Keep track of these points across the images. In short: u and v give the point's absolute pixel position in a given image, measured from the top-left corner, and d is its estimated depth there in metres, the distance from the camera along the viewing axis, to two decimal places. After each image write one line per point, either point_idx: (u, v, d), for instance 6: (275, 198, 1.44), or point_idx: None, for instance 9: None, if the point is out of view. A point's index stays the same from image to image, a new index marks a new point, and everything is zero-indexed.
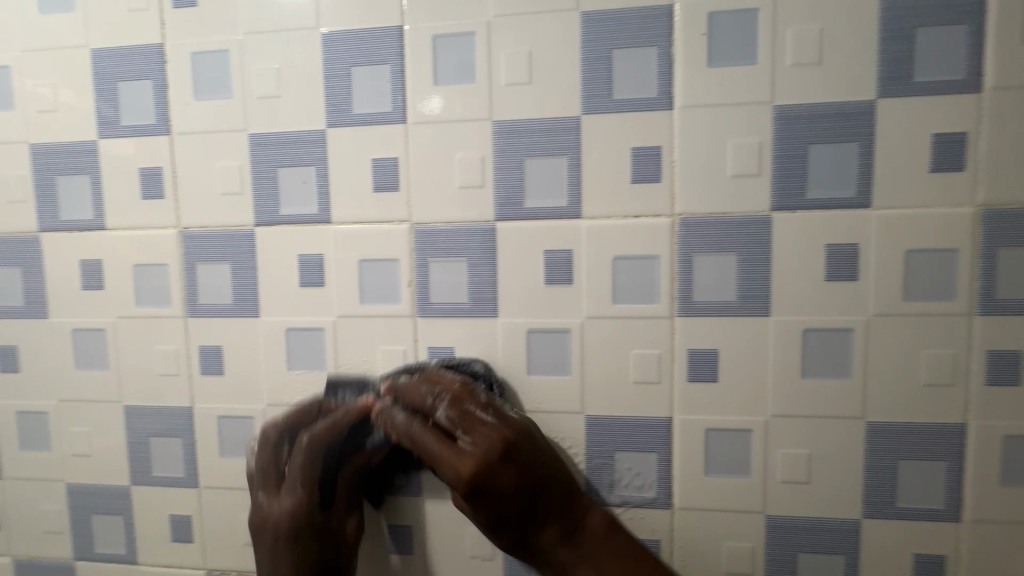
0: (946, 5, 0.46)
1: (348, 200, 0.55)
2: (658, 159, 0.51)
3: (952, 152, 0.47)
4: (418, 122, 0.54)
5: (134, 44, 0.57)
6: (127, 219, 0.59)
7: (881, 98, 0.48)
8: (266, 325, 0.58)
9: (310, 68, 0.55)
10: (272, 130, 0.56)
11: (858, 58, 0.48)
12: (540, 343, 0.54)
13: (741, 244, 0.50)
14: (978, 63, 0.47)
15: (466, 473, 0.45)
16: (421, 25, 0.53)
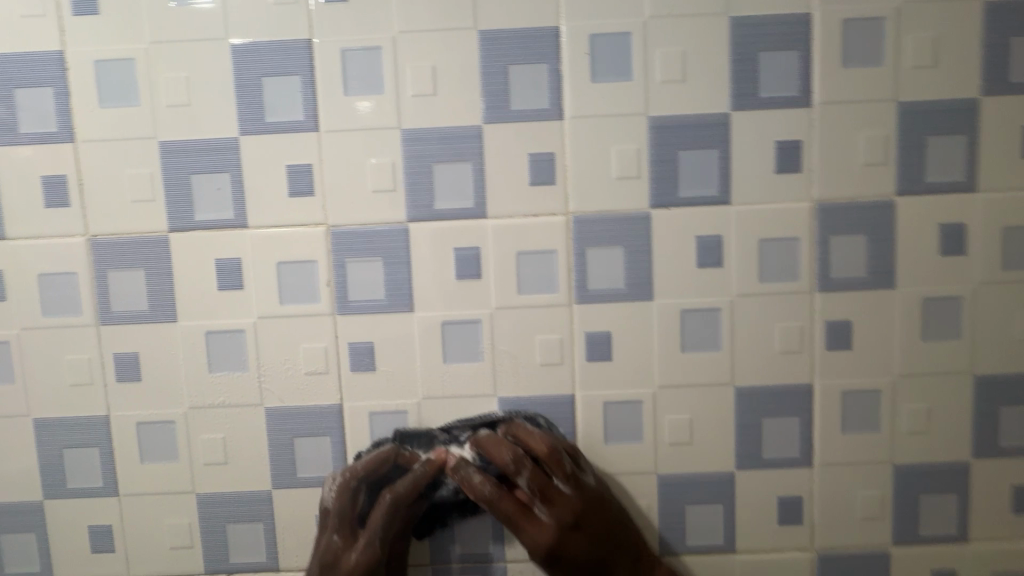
0: (780, 33, 0.56)
1: (264, 204, 0.58)
2: (552, 164, 0.57)
3: (791, 156, 0.57)
4: (330, 130, 0.57)
5: (31, 50, 0.56)
6: (29, 228, 0.58)
7: (734, 110, 0.56)
8: (184, 329, 0.59)
9: (220, 78, 0.56)
10: (184, 137, 0.57)
11: (714, 77, 0.56)
12: (454, 334, 0.58)
13: (627, 238, 0.57)
14: (807, 82, 0.56)
15: (544, 537, 0.53)
16: (330, 39, 0.56)
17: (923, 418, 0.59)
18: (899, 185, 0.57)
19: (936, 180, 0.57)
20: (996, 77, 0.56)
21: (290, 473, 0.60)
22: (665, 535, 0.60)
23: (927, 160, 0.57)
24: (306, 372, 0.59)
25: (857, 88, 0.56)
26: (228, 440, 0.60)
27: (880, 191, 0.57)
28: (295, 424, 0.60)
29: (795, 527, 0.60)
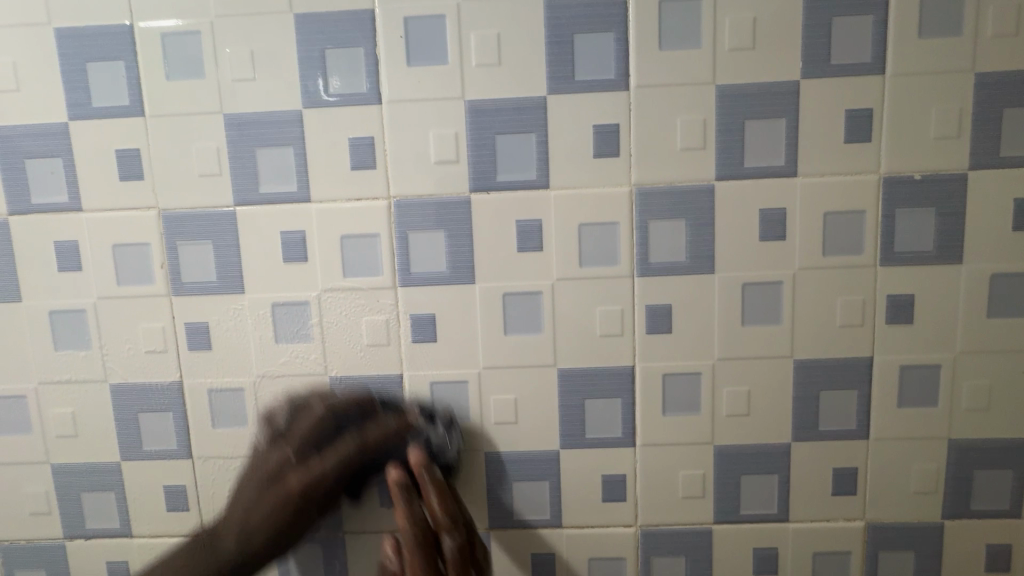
0: (597, 15, 0.55)
1: (97, 188, 0.59)
2: (372, 148, 0.57)
3: (609, 140, 0.57)
4: (155, 114, 0.58)
5: None
6: None
7: (550, 94, 0.56)
8: (29, 308, 0.61)
9: (47, 63, 0.57)
10: (17, 122, 0.58)
11: (530, 60, 0.56)
12: (284, 315, 0.60)
13: (448, 222, 0.58)
14: (623, 64, 0.55)
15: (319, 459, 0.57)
16: (149, 24, 0.57)
17: (744, 401, 0.60)
18: (718, 170, 0.57)
19: (756, 165, 0.57)
20: (817, 58, 0.55)
21: (137, 447, 0.63)
22: (494, 510, 0.62)
23: (747, 144, 0.56)
24: (146, 351, 0.61)
25: (674, 71, 0.55)
26: (77, 415, 0.63)
27: (699, 176, 0.57)
28: (139, 400, 0.62)
29: (619, 504, 0.62)
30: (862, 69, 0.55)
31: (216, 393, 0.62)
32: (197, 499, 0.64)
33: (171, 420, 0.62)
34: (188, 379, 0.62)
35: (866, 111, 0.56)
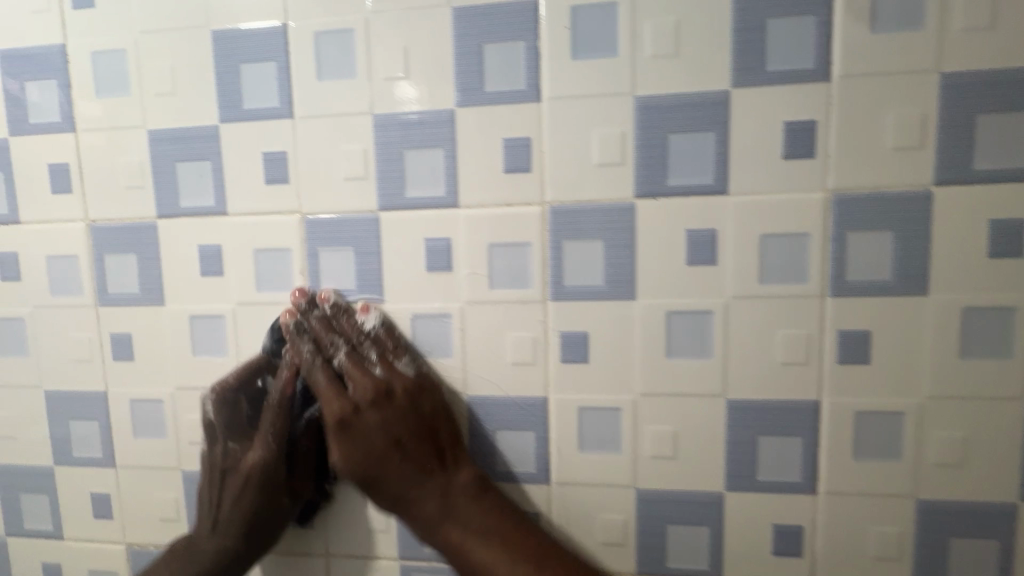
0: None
1: (242, 192, 0.58)
2: (528, 150, 0.53)
3: (803, 140, 0.49)
4: (304, 116, 0.56)
5: (38, 44, 0.59)
6: (38, 212, 0.62)
7: (734, 87, 0.49)
8: (170, 312, 0.61)
9: (202, 66, 0.57)
10: (169, 125, 0.58)
11: (712, 49, 0.49)
12: (423, 328, 0.56)
13: (608, 231, 0.52)
14: (824, 51, 0.48)
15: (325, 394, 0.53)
16: (303, 24, 0.55)
17: (957, 447, 0.50)
18: (938, 173, 0.48)
19: (986, 168, 0.47)
20: None
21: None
22: (644, 555, 0.56)
23: (976, 143, 0.47)
24: None
25: (886, 58, 0.47)
26: None
27: (913, 180, 0.48)
28: None
29: (794, 559, 0.53)
30: None
31: None
32: (324, 517, 0.61)
33: None
34: None
35: None
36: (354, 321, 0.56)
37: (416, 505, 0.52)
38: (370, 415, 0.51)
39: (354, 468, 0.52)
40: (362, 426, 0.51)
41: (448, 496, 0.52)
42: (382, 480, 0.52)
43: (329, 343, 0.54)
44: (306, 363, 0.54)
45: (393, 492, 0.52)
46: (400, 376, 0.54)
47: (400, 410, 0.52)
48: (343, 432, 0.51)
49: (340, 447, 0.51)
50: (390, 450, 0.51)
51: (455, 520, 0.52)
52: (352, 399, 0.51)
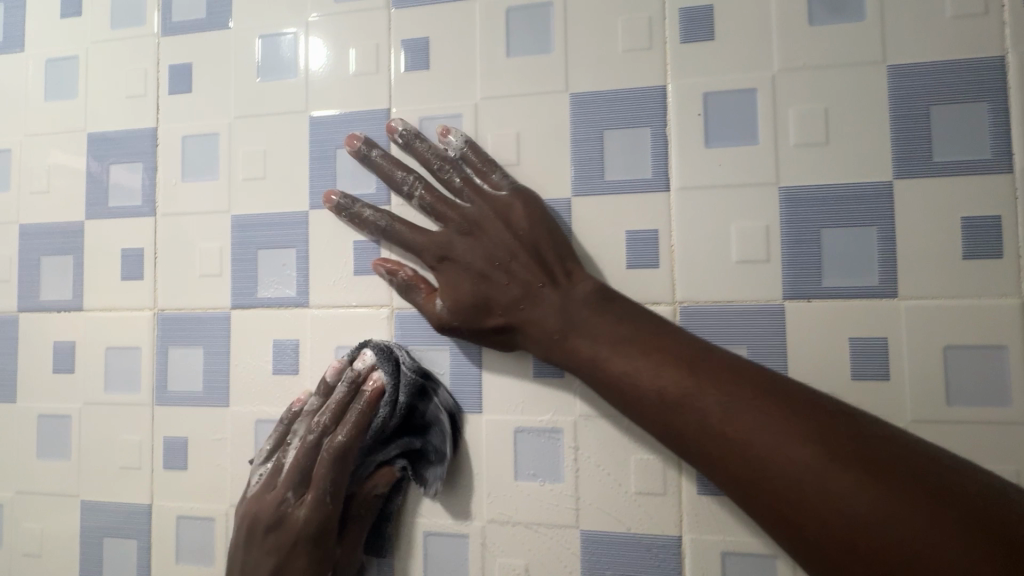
0: (963, 83, 0.43)
1: (327, 283, 0.52)
2: (656, 244, 0.47)
3: (988, 237, 0.42)
4: (402, 203, 0.51)
5: (130, 128, 0.58)
6: (104, 298, 0.57)
7: (898, 178, 0.44)
8: (234, 414, 0.54)
9: (295, 150, 0.54)
10: (255, 211, 0.54)
11: (869, 138, 0.44)
12: (528, 445, 0.48)
13: (753, 337, 0.45)
14: (1004, 141, 0.42)
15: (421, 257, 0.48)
16: (409, 109, 0.52)
17: None
18: None
19: None
20: None
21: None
22: None
23: None
24: None
25: None
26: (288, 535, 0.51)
27: None
28: None
29: None
30: None
31: (435, 537, 0.50)
32: None
33: (376, 566, 0.51)
34: (403, 516, 0.50)
35: None
36: (432, 145, 0.49)
37: (532, 323, 0.45)
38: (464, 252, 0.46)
39: (461, 309, 0.46)
40: (459, 253, 0.47)
41: (567, 307, 0.44)
42: (494, 310, 0.46)
43: (409, 185, 0.49)
44: (383, 220, 0.49)
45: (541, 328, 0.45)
46: (491, 199, 0.47)
47: (502, 230, 0.46)
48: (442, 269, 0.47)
49: (445, 282, 0.47)
50: (497, 273, 0.46)
51: (579, 331, 0.43)
52: (445, 233, 0.47)
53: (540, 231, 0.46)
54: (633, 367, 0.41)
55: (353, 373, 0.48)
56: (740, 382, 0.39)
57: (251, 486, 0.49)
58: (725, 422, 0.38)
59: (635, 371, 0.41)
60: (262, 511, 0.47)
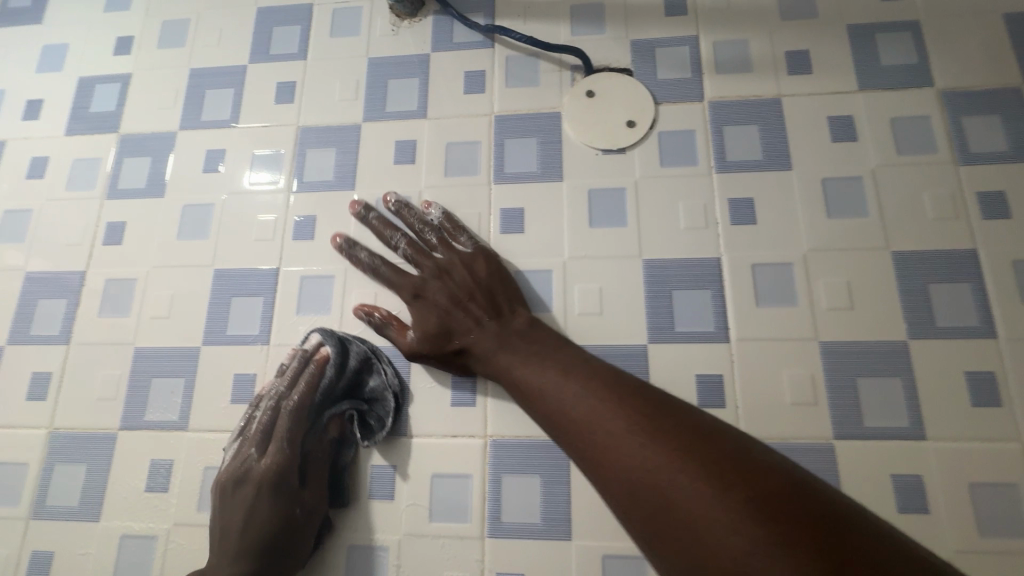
0: (693, 275, 0.59)
1: (205, 409, 0.62)
2: (473, 386, 0.59)
3: (713, 391, 0.56)
4: (279, 344, 0.63)
5: (64, 269, 0.69)
6: (4, 416, 0.64)
7: (651, 343, 0.58)
8: (103, 529, 0.59)
9: (198, 295, 0.66)
10: (156, 344, 0.65)
11: (630, 311, 0.59)
12: (359, 562, 0.55)
13: (544, 467, 0.56)
14: (723, 319, 0.58)
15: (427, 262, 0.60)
16: (294, 269, 0.65)
17: None
18: (836, 428, 0.54)
19: (876, 425, 0.53)
20: (920, 321, 0.56)
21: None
22: None
23: (862, 404, 0.54)
24: None
25: (775, 328, 0.57)
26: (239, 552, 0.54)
27: (815, 434, 0.54)
28: None
29: None
30: (972, 331, 0.55)
31: None
32: None
33: None
34: None
35: (988, 374, 0.54)
36: (418, 212, 0.64)
37: (507, 324, 0.56)
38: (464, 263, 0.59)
39: (451, 301, 0.58)
40: (461, 264, 0.59)
41: (509, 334, 0.55)
42: (461, 342, 0.56)
43: (392, 236, 0.63)
44: (366, 265, 0.62)
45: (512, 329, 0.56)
46: (459, 255, 0.60)
47: (462, 277, 0.58)
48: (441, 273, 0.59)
49: (415, 317, 0.58)
50: (453, 308, 0.57)
51: (539, 336, 0.55)
52: (420, 276, 0.60)
53: (491, 280, 0.58)
54: (535, 382, 0.52)
55: (304, 352, 0.59)
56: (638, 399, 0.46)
57: (224, 460, 0.57)
58: (581, 410, 0.48)
59: (536, 388, 0.51)
60: (231, 467, 0.55)
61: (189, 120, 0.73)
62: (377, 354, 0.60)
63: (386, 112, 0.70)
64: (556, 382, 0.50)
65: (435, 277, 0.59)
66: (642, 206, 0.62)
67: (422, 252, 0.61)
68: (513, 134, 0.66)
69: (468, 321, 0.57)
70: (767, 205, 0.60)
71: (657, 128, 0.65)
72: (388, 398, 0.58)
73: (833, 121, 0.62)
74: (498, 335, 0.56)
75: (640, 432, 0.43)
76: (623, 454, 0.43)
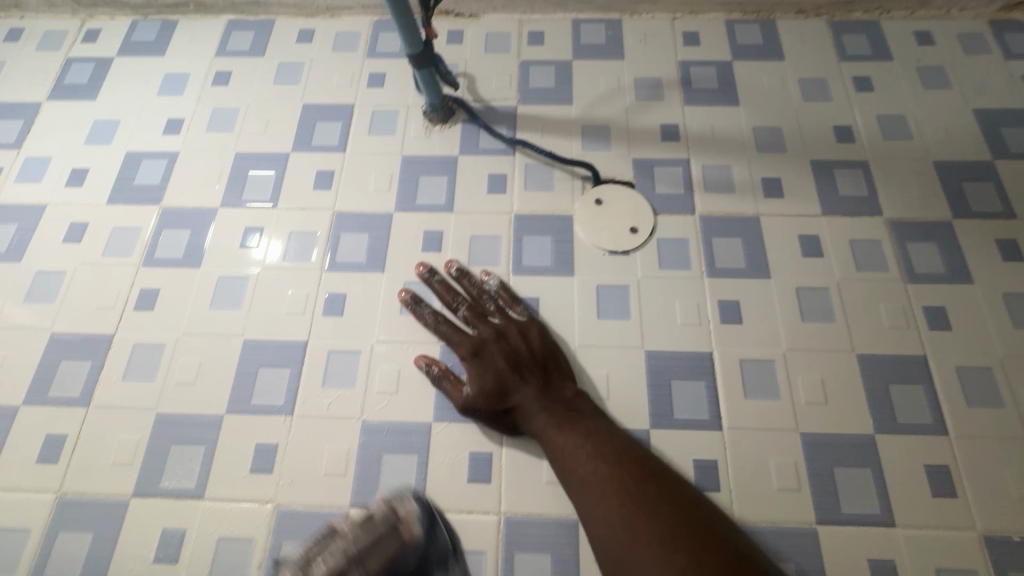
0: (689, 367, 0.67)
1: (223, 478, 0.63)
2: (489, 463, 0.62)
3: (709, 475, 0.61)
4: (302, 415, 0.66)
5: (92, 331, 0.71)
6: (11, 479, 0.64)
7: (653, 427, 0.64)
8: None
9: (226, 364, 0.69)
10: (178, 410, 0.67)
11: (633, 397, 0.65)
12: None
13: (555, 545, 0.59)
14: (716, 408, 0.64)
15: (488, 325, 0.67)
16: (322, 343, 0.70)
17: None
18: (818, 514, 0.60)
19: (853, 512, 0.60)
20: (884, 417, 0.64)
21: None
22: None
23: (840, 492, 0.60)
24: None
25: (762, 418, 0.64)
26: None
27: (801, 518, 0.59)
28: None
29: None
30: (927, 427, 0.63)
31: None
32: None
33: None
34: None
35: (944, 467, 0.61)
36: (476, 281, 0.71)
37: (560, 394, 0.63)
38: (522, 332, 0.66)
39: (510, 365, 0.64)
40: (520, 331, 0.66)
41: (556, 404, 0.62)
42: (512, 403, 0.62)
43: (454, 300, 0.69)
44: (429, 318, 0.68)
45: (563, 399, 0.62)
46: (516, 322, 0.67)
47: (519, 343, 0.65)
48: (502, 337, 0.66)
49: (471, 373, 0.64)
50: (508, 370, 0.64)
51: (585, 411, 0.62)
52: (478, 336, 0.66)
53: (545, 350, 0.65)
54: (576, 461, 0.58)
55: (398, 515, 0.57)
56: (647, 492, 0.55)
57: None
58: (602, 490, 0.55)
59: (574, 464, 0.58)
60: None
61: (230, 198, 0.80)
62: (439, 513, 0.60)
63: (417, 204, 0.78)
64: (591, 458, 0.58)
65: (495, 339, 0.66)
66: (644, 302, 0.70)
67: (483, 317, 0.68)
68: (530, 232, 0.75)
69: (524, 386, 0.63)
70: (751, 307, 0.70)
71: (656, 235, 0.74)
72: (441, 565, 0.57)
73: (803, 239, 0.74)
74: (550, 402, 0.62)
75: (649, 523, 0.52)
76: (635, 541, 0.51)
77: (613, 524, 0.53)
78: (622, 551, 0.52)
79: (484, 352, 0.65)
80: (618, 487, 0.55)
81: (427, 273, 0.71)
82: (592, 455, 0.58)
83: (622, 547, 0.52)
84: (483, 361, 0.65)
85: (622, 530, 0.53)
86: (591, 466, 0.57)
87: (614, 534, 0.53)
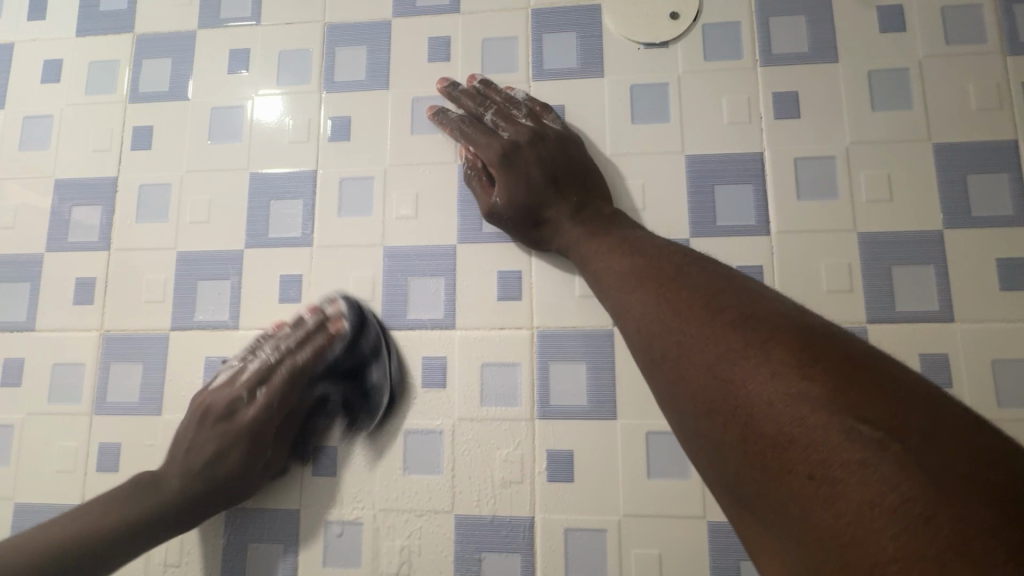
0: (735, 171, 0.60)
1: (255, 310, 0.63)
2: (519, 281, 0.60)
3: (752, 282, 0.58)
4: (322, 246, 0.63)
5: (94, 175, 0.68)
6: (55, 321, 0.65)
7: (693, 237, 0.59)
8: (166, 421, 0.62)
9: (236, 200, 0.65)
10: (198, 248, 0.65)
11: (671, 206, 0.60)
12: (416, 444, 0.59)
13: (590, 355, 0.58)
14: (763, 213, 0.59)
15: (519, 131, 0.59)
16: (332, 170, 0.65)
17: None
18: (870, 313, 0.56)
19: (908, 309, 0.56)
20: (957, 211, 0.57)
21: (332, 490, 0.59)
22: None
23: (896, 290, 0.56)
24: None
25: (815, 220, 0.58)
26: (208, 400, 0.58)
27: (850, 318, 0.56)
28: (253, 531, 0.60)
29: None
30: (1006, 219, 0.56)
31: (334, 525, 0.59)
32: None
33: (281, 553, 0.59)
34: (306, 507, 0.59)
35: (1019, 260, 0.56)
36: (502, 91, 0.62)
37: (595, 210, 0.57)
38: (557, 141, 0.58)
39: (542, 176, 0.57)
40: (554, 139, 0.58)
41: (589, 217, 0.56)
42: (543, 217, 0.57)
43: (480, 107, 0.61)
44: (454, 125, 0.61)
45: (600, 214, 0.56)
46: (550, 131, 0.59)
47: (553, 152, 0.58)
48: (536, 145, 0.58)
49: (500, 182, 0.58)
50: (541, 181, 0.57)
51: (626, 224, 0.55)
52: (507, 143, 0.58)
53: (582, 164, 0.58)
54: (607, 259, 0.50)
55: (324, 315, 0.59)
56: (700, 274, 0.43)
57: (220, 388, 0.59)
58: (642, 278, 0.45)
59: (608, 264, 0.50)
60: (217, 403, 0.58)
61: (207, 19, 0.70)
62: (507, 338, 0.59)
63: (416, 7, 0.66)
64: (629, 256, 0.49)
65: (527, 146, 0.58)
66: (684, 102, 0.61)
67: (512, 124, 0.59)
68: (551, 29, 0.64)
69: (559, 198, 0.57)
70: (811, 99, 0.60)
71: (701, 20, 0.62)
72: (556, 395, 0.58)
73: (882, 10, 0.61)
74: (588, 218, 0.56)
75: (702, 299, 0.40)
76: (683, 320, 0.40)
77: (646, 304, 0.43)
78: (658, 330, 0.41)
79: (514, 159, 0.58)
80: (660, 273, 0.45)
81: (448, 85, 0.63)
82: (628, 252, 0.49)
83: (659, 326, 0.41)
84: (514, 168, 0.58)
85: (661, 308, 0.42)
86: (626, 261, 0.48)
87: (646, 316, 0.43)
